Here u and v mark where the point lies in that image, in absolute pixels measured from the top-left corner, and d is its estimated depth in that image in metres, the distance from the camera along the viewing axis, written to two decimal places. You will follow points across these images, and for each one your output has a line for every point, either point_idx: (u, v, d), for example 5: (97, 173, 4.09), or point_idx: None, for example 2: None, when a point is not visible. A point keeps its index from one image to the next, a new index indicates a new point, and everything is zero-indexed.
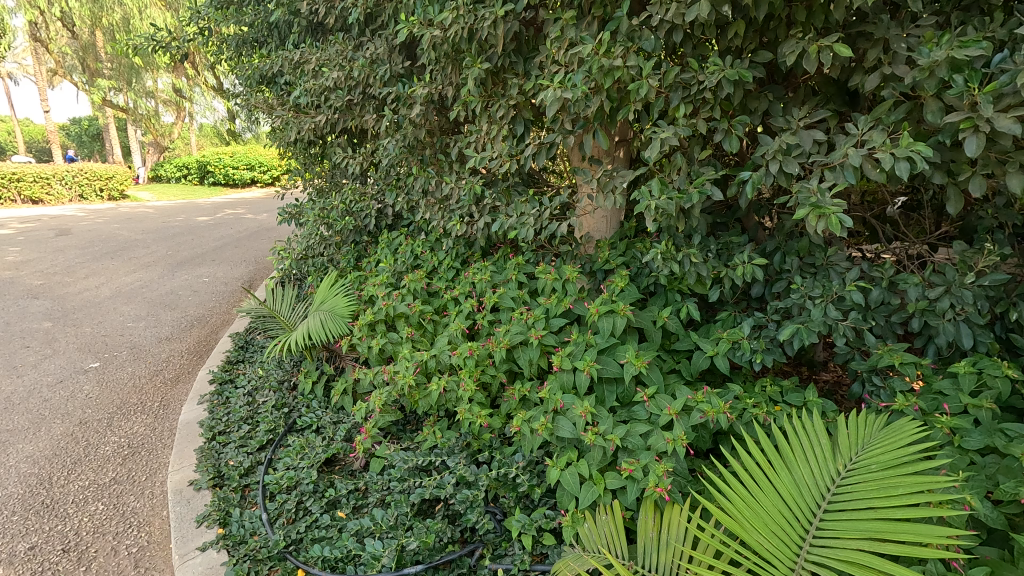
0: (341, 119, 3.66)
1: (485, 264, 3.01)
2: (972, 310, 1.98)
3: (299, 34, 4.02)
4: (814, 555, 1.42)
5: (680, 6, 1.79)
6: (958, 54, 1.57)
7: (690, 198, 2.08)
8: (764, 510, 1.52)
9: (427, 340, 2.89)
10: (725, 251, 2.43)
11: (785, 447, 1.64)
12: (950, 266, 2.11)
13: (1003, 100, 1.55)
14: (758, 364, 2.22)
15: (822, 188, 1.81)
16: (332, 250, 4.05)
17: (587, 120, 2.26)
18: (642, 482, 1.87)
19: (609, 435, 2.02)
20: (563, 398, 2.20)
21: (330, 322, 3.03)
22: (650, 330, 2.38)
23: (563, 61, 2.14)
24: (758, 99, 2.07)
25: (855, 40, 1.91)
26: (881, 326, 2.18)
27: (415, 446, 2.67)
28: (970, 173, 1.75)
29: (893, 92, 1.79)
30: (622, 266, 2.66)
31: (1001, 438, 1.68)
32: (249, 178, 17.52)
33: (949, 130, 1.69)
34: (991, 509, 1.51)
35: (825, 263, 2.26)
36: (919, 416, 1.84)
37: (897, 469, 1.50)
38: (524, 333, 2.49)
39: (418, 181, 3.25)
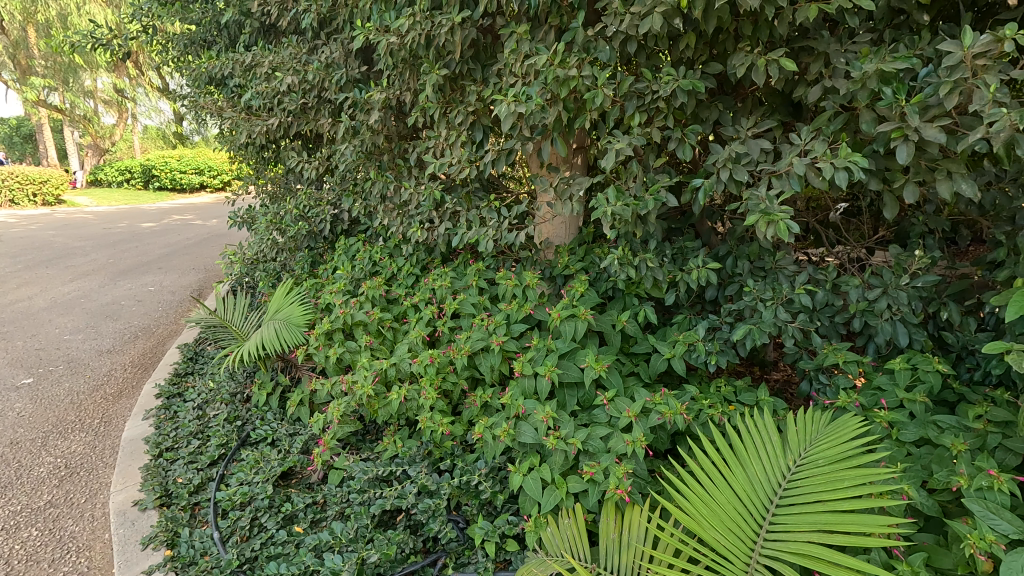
0: (296, 123, 3.58)
1: (445, 270, 2.99)
2: (907, 310, 2.10)
3: (250, 35, 3.91)
4: (768, 549, 1.48)
5: (634, 17, 1.84)
6: (887, 67, 1.68)
7: (646, 205, 2.14)
8: (721, 507, 1.56)
9: (386, 348, 2.85)
10: (680, 256, 2.50)
11: (739, 445, 1.69)
12: (887, 269, 2.24)
13: (929, 112, 1.67)
14: (713, 365, 2.29)
15: (770, 196, 1.90)
16: (286, 256, 3.94)
17: (545, 129, 2.29)
18: (604, 484, 1.89)
19: (570, 439, 2.04)
20: (525, 403, 2.21)
21: (285, 331, 2.95)
22: (609, 333, 2.42)
23: (520, 70, 2.17)
24: (709, 108, 2.17)
25: (798, 54, 2.00)
26: (826, 327, 2.28)
27: (375, 456, 2.62)
28: (904, 181, 1.85)
29: (833, 104, 1.89)
30: (581, 271, 2.69)
31: (934, 430, 1.78)
32: (197, 183, 16.90)
33: (882, 140, 1.79)
34: (927, 498, 1.60)
35: (773, 267, 2.36)
36: (860, 411, 1.94)
37: (842, 463, 1.57)
38: (485, 340, 2.49)
39: (376, 187, 3.21)
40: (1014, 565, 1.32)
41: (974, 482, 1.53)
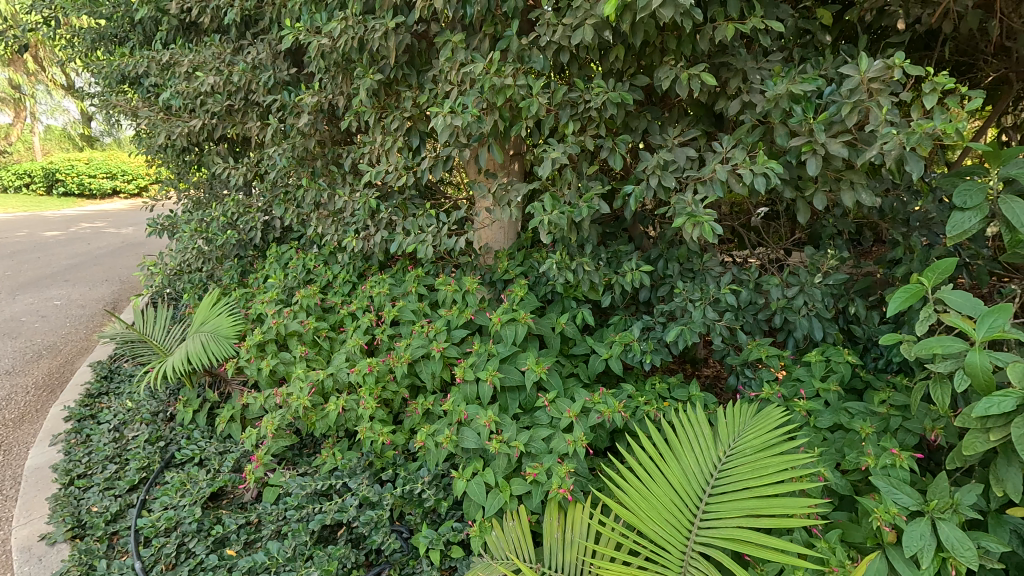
0: (220, 126, 3.41)
1: (383, 278, 2.94)
2: (820, 306, 2.28)
3: (167, 32, 3.69)
4: (701, 536, 1.55)
5: (566, 29, 1.91)
6: (794, 90, 1.83)
7: (580, 212, 2.22)
8: (658, 500, 1.62)
9: (323, 358, 2.78)
10: (615, 259, 2.60)
11: (673, 439, 1.75)
12: (802, 269, 2.42)
13: (833, 128, 1.83)
14: (648, 363, 2.39)
15: (696, 201, 2.02)
16: (213, 266, 3.75)
17: (482, 136, 2.30)
18: (546, 484, 1.92)
19: (512, 442, 2.06)
20: (467, 408, 2.21)
21: (212, 344, 2.80)
22: (549, 336, 2.47)
23: (456, 78, 2.17)
24: (638, 118, 2.27)
25: (718, 69, 2.13)
26: (750, 324, 2.43)
27: (313, 470, 2.53)
28: (814, 190, 2.02)
29: (750, 117, 2.03)
30: (520, 276, 2.73)
31: (845, 416, 1.94)
32: (110, 189, 15.71)
33: (794, 151, 1.94)
34: (841, 479, 1.73)
35: (701, 268, 2.49)
36: (782, 402, 2.07)
37: (766, 451, 1.66)
38: (425, 347, 2.47)
39: (309, 193, 3.11)
40: (915, 534, 1.46)
41: (880, 461, 1.67)
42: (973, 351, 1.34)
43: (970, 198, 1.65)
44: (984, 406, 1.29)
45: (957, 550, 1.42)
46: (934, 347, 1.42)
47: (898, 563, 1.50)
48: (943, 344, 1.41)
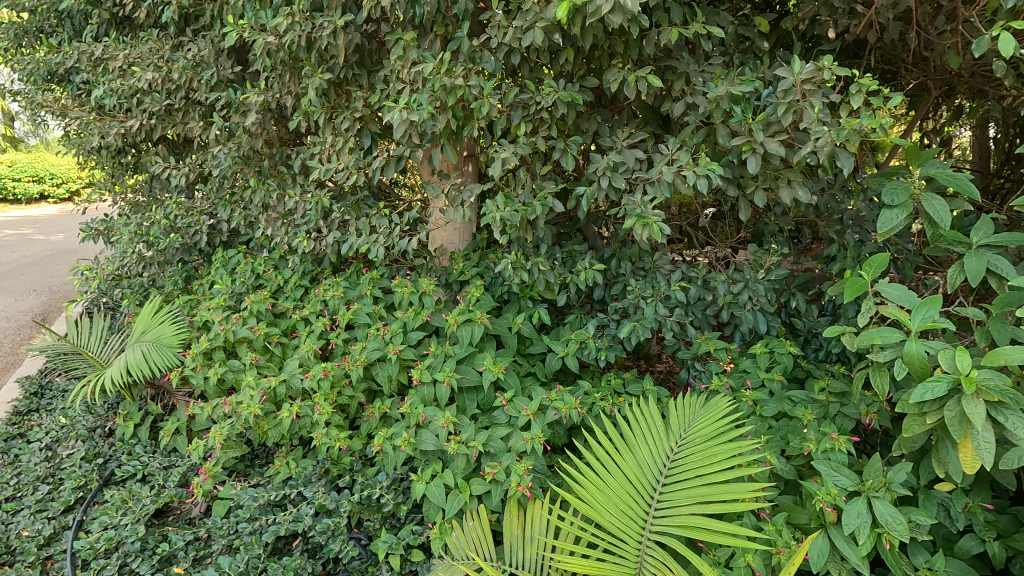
0: (159, 125, 3.26)
1: (336, 281, 2.88)
2: (764, 301, 2.39)
3: (99, 26, 3.50)
4: (656, 525, 1.59)
5: (517, 31, 1.94)
6: (734, 90, 1.94)
7: (534, 211, 2.27)
8: (614, 492, 1.65)
9: (275, 365, 2.70)
10: (570, 259, 2.64)
11: (628, 432, 1.79)
12: (747, 265, 2.53)
13: (770, 128, 1.93)
14: (603, 360, 2.44)
15: (645, 201, 2.09)
16: (154, 271, 3.57)
17: (435, 136, 2.30)
18: (505, 483, 1.93)
19: (471, 442, 2.06)
20: (425, 411, 2.20)
21: (154, 354, 2.68)
22: (506, 336, 2.49)
23: (407, 77, 2.15)
24: (588, 120, 2.32)
25: (664, 73, 2.21)
26: (699, 319, 2.52)
27: (266, 481, 2.45)
28: (754, 188, 2.12)
29: (694, 118, 2.11)
30: (476, 277, 2.73)
31: (789, 404, 2.03)
32: (37, 193, 14.71)
33: (736, 151, 2.03)
34: (785, 464, 1.82)
35: (652, 267, 2.57)
36: (730, 392, 2.15)
37: (716, 440, 1.72)
38: (381, 350, 2.43)
39: (257, 195, 3.02)
40: (852, 513, 1.55)
41: (821, 445, 1.76)
42: (909, 340, 1.41)
43: (897, 196, 1.75)
44: (920, 392, 1.33)
45: (890, 525, 1.51)
46: (874, 337, 1.48)
47: (839, 541, 1.58)
48: (881, 335, 1.47)
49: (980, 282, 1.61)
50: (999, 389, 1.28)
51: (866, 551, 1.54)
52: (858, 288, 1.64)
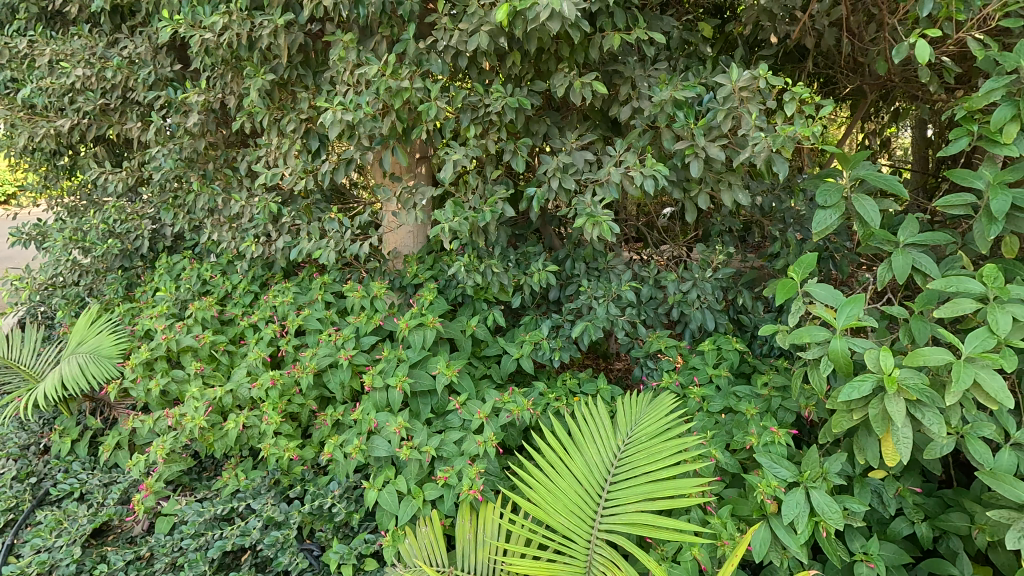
0: (94, 126, 3.11)
1: (287, 285, 2.80)
2: (711, 298, 2.47)
3: (25, 21, 3.31)
4: (605, 523, 1.62)
5: (462, 34, 1.93)
6: (678, 94, 1.98)
7: (484, 216, 2.28)
8: (563, 493, 1.66)
9: (222, 375, 2.61)
10: (524, 260, 2.65)
11: (576, 432, 1.80)
12: (696, 264, 2.59)
13: (711, 133, 1.98)
14: (558, 360, 2.46)
15: (594, 202, 2.12)
16: (92, 279, 3.41)
17: (383, 138, 2.29)
18: (458, 487, 1.92)
19: (423, 447, 2.05)
20: (377, 417, 2.17)
21: (92, 365, 2.56)
22: (460, 339, 2.48)
23: (352, 78, 2.11)
24: (538, 123, 2.34)
25: (611, 77, 2.24)
26: (651, 317, 2.57)
27: (213, 494, 2.37)
28: (698, 190, 2.19)
29: (641, 122, 2.16)
30: (430, 279, 2.71)
31: (734, 399, 2.09)
32: None
33: (679, 154, 2.08)
34: (730, 457, 1.87)
35: (605, 267, 2.60)
36: (679, 389, 2.20)
37: (661, 437, 1.75)
38: (332, 356, 2.39)
39: (201, 199, 2.92)
40: (791, 503, 1.61)
41: (762, 439, 1.82)
42: (835, 338, 1.49)
43: (830, 196, 1.81)
44: (846, 392, 1.39)
45: (826, 514, 1.57)
46: (804, 335, 1.55)
47: (779, 531, 1.64)
48: (810, 333, 1.54)
49: (904, 281, 1.69)
50: (917, 388, 1.35)
51: (804, 540, 1.60)
52: (790, 288, 1.70)
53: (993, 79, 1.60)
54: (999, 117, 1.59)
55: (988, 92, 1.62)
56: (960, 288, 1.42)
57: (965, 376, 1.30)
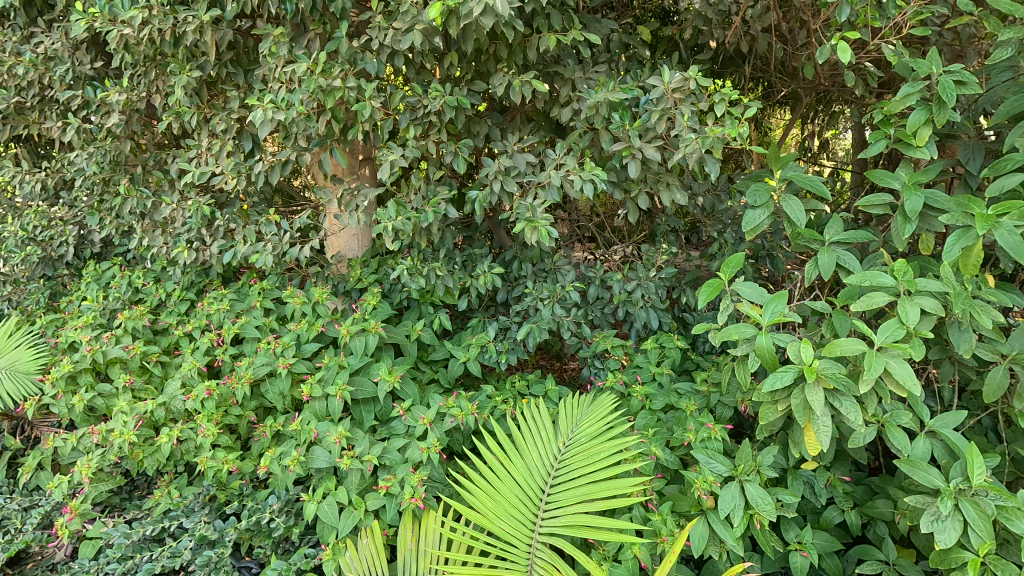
0: (11, 125, 2.94)
1: (223, 292, 2.69)
2: (654, 297, 2.50)
3: None
4: (546, 527, 1.61)
5: (396, 33, 1.90)
6: (613, 96, 2.00)
7: (426, 217, 2.24)
8: (504, 498, 1.65)
9: (154, 388, 2.48)
10: (470, 263, 2.63)
11: (518, 435, 1.79)
12: (640, 264, 2.62)
13: (647, 135, 2.01)
14: (505, 363, 2.45)
15: (536, 204, 2.11)
16: (11, 289, 3.19)
17: (321, 139, 2.23)
18: (400, 496, 1.89)
19: (365, 456, 2.00)
20: (317, 426, 2.10)
21: (7, 383, 2.41)
22: (405, 344, 2.43)
23: (283, 76, 2.04)
24: (479, 123, 2.32)
25: (552, 79, 2.25)
26: (598, 317, 2.59)
27: (143, 514, 2.25)
28: (639, 190, 2.21)
29: (581, 123, 2.17)
30: (374, 284, 2.65)
31: (675, 396, 2.12)
32: None
33: (618, 155, 2.10)
34: (670, 454, 1.89)
35: (552, 268, 2.61)
36: (623, 388, 2.23)
37: (601, 437, 1.76)
38: (270, 364, 2.30)
39: (130, 203, 2.78)
40: (726, 497, 1.64)
41: (699, 435, 1.86)
42: (761, 334, 1.52)
43: (759, 196, 1.85)
44: (770, 382, 1.43)
45: (759, 506, 1.61)
46: (732, 333, 1.58)
47: (716, 525, 1.67)
48: (737, 330, 1.58)
49: (829, 277, 1.75)
50: (835, 377, 1.41)
51: (740, 533, 1.63)
52: (717, 287, 1.74)
53: (909, 84, 1.61)
54: (914, 122, 1.64)
55: (905, 97, 1.63)
56: (874, 282, 1.48)
57: (877, 364, 1.36)
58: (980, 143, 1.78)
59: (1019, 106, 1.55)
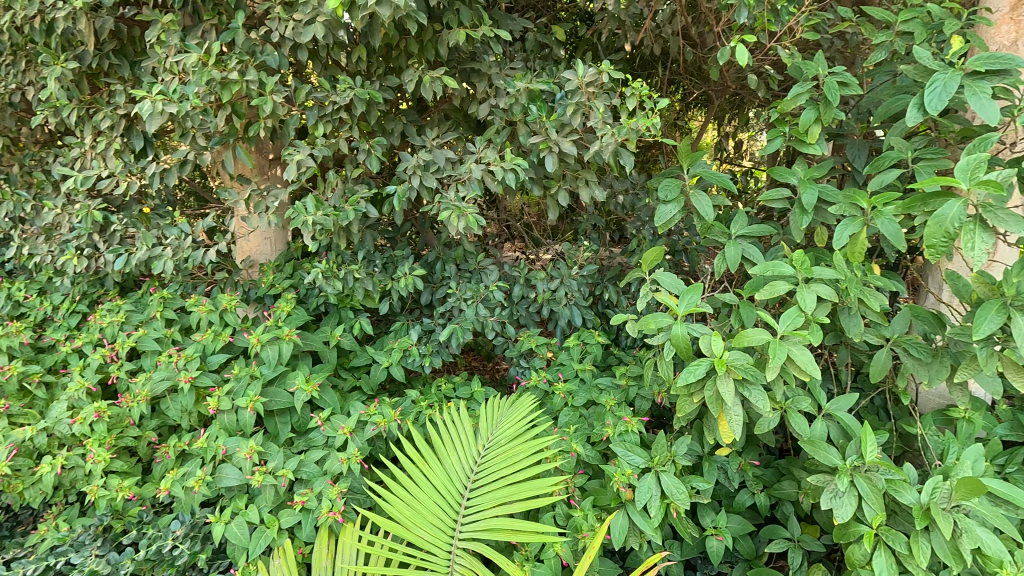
0: None
1: (118, 303, 2.47)
2: (576, 295, 2.53)
3: None
4: (465, 532, 1.58)
5: (297, 24, 1.81)
6: (532, 87, 2.01)
7: (346, 216, 2.15)
8: (422, 506, 1.61)
9: (36, 412, 2.24)
10: (391, 264, 2.55)
11: (436, 441, 1.74)
12: (562, 262, 2.64)
13: (563, 129, 2.01)
14: (429, 366, 2.39)
15: (457, 201, 2.07)
16: None
17: (222, 136, 2.07)
18: (317, 510, 1.80)
19: (278, 471, 1.89)
20: (226, 442, 1.97)
21: None
22: (323, 351, 2.32)
23: (174, 67, 1.90)
24: (393, 120, 2.26)
25: (468, 76, 2.22)
26: (523, 316, 2.58)
27: (25, 553, 2.02)
28: (558, 187, 2.21)
29: (498, 119, 2.16)
30: (289, 289, 2.52)
31: (597, 392, 2.14)
32: None
33: (535, 151, 2.09)
34: (590, 450, 1.91)
35: (476, 268, 2.58)
36: (547, 387, 2.23)
37: (520, 438, 1.75)
38: (170, 379, 2.12)
39: (4, 208, 2.52)
40: (644, 488, 1.67)
41: (617, 429, 1.88)
42: (677, 324, 1.54)
43: (670, 191, 1.88)
44: (684, 376, 1.46)
45: (674, 495, 1.65)
46: (649, 322, 1.59)
47: (636, 516, 1.70)
48: (655, 319, 1.58)
49: (735, 270, 1.81)
50: (743, 367, 1.45)
51: (657, 522, 1.66)
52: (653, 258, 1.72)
53: (799, 84, 1.69)
54: (805, 121, 1.72)
55: (796, 97, 1.71)
56: (775, 273, 1.54)
57: (780, 352, 1.41)
58: (864, 143, 1.90)
59: (894, 108, 1.65)
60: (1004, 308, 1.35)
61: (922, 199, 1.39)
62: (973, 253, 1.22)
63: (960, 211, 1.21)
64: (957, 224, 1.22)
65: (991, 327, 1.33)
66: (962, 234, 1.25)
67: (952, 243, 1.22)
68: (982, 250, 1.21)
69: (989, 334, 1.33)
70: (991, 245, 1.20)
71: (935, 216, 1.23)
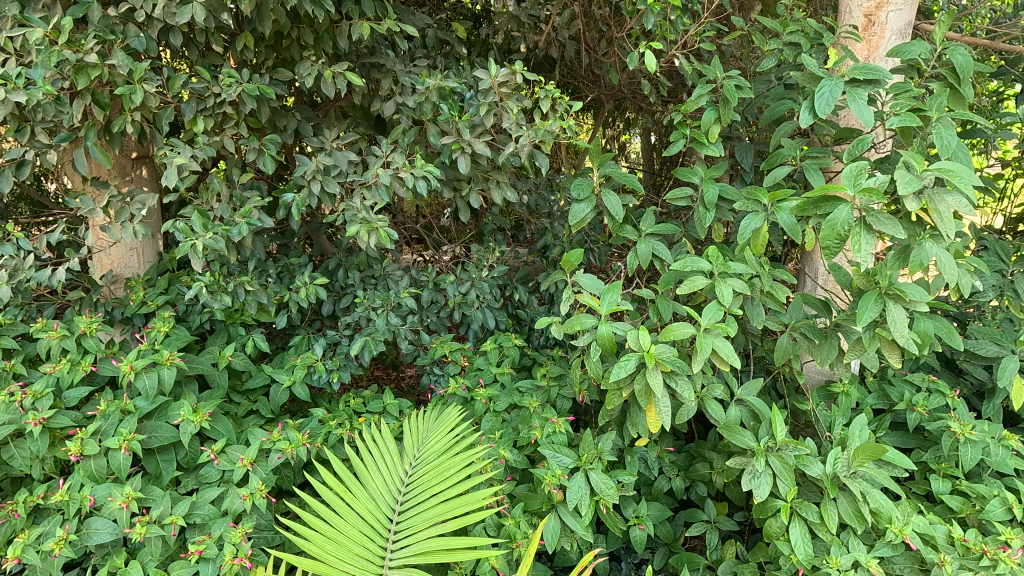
0: None
1: None
2: (489, 297, 2.48)
3: None
4: (396, 559, 1.46)
5: (169, 3, 1.57)
6: (442, 84, 1.91)
7: (238, 231, 1.90)
8: (346, 537, 1.47)
9: None
10: (286, 273, 2.33)
11: (358, 464, 1.61)
12: (472, 264, 2.57)
13: (475, 128, 1.96)
14: (337, 382, 2.21)
15: (364, 206, 1.92)
16: None
17: (71, 132, 1.75)
18: (217, 558, 1.58)
19: (166, 518, 1.63)
20: (95, 491, 1.67)
21: None
22: (212, 374, 2.05)
23: (9, 44, 1.58)
24: (286, 117, 2.06)
25: (369, 71, 2.09)
26: (435, 322, 2.48)
27: None
28: (468, 189, 2.17)
29: (404, 117, 2.05)
30: (165, 306, 2.19)
31: (518, 395, 2.11)
32: None
33: (445, 151, 2.01)
34: (517, 454, 1.89)
35: (382, 273, 2.45)
36: (466, 394, 2.16)
37: (449, 452, 1.67)
38: (14, 422, 1.75)
39: None
40: (575, 489, 1.67)
41: (545, 431, 1.88)
42: (602, 324, 1.56)
43: (582, 191, 1.90)
44: (616, 373, 1.47)
45: (604, 492, 1.67)
46: (575, 325, 1.58)
47: (568, 517, 1.70)
48: (580, 321, 1.58)
49: (647, 266, 1.88)
50: (670, 359, 1.50)
51: (589, 521, 1.68)
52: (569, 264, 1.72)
53: (700, 86, 1.78)
54: (707, 120, 1.82)
55: (698, 98, 1.81)
56: (693, 267, 1.62)
57: (706, 344, 1.49)
58: (750, 145, 2.08)
59: (777, 112, 1.83)
60: (881, 298, 1.53)
61: (813, 202, 1.50)
62: (860, 255, 1.39)
63: (848, 215, 1.38)
64: (847, 226, 1.38)
65: (870, 315, 1.51)
66: (849, 237, 1.42)
67: (842, 244, 1.38)
68: (866, 253, 1.38)
69: (869, 321, 1.51)
70: (872, 246, 1.39)
71: (828, 220, 1.38)
